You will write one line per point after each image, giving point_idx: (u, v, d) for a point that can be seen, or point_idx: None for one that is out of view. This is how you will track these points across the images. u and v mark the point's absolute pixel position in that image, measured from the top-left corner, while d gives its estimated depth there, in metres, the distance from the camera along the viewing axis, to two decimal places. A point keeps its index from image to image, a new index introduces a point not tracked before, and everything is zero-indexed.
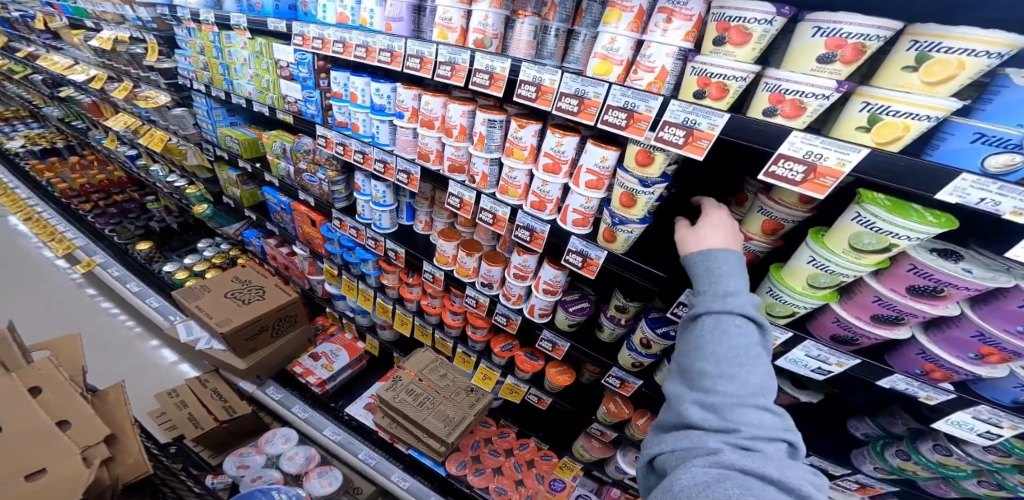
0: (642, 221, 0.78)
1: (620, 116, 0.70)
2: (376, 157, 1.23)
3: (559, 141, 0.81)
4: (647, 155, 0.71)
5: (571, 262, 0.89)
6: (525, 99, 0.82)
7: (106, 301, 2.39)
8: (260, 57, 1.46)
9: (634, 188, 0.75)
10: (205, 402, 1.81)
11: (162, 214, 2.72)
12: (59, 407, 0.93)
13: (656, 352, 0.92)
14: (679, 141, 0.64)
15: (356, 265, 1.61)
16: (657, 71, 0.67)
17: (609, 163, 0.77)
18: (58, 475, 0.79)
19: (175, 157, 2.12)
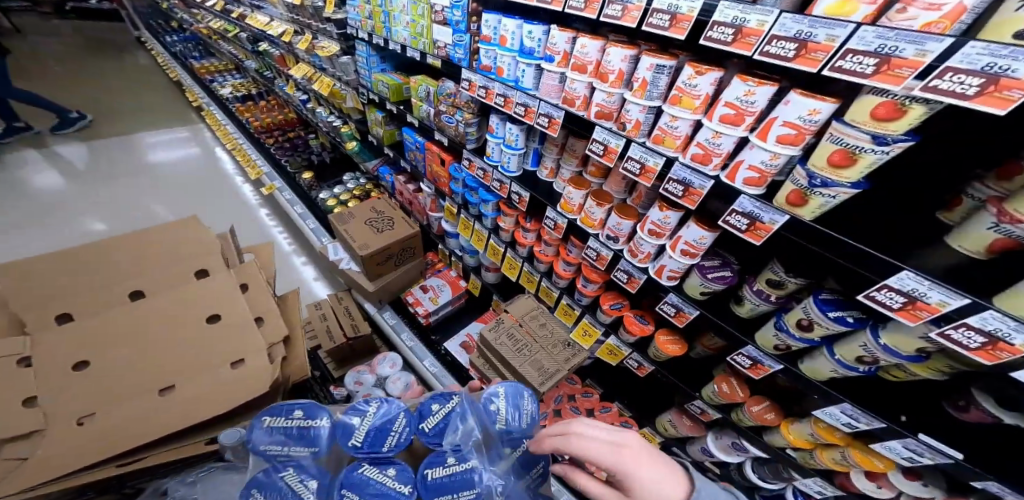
0: (854, 186, 0.64)
1: (866, 62, 0.54)
2: (517, 101, 1.25)
3: (750, 90, 0.69)
4: (894, 108, 0.55)
5: (732, 224, 0.81)
6: (716, 42, 0.70)
7: (278, 219, 3.00)
8: (418, 3, 1.55)
9: (858, 146, 0.60)
10: (339, 319, 2.14)
11: (319, 150, 3.23)
12: (258, 306, 1.15)
13: (816, 338, 0.83)
14: (968, 94, 0.47)
15: (475, 205, 1.72)
16: (947, 8, 0.49)
17: (821, 117, 0.63)
18: (254, 367, 0.97)
19: (336, 101, 2.46)
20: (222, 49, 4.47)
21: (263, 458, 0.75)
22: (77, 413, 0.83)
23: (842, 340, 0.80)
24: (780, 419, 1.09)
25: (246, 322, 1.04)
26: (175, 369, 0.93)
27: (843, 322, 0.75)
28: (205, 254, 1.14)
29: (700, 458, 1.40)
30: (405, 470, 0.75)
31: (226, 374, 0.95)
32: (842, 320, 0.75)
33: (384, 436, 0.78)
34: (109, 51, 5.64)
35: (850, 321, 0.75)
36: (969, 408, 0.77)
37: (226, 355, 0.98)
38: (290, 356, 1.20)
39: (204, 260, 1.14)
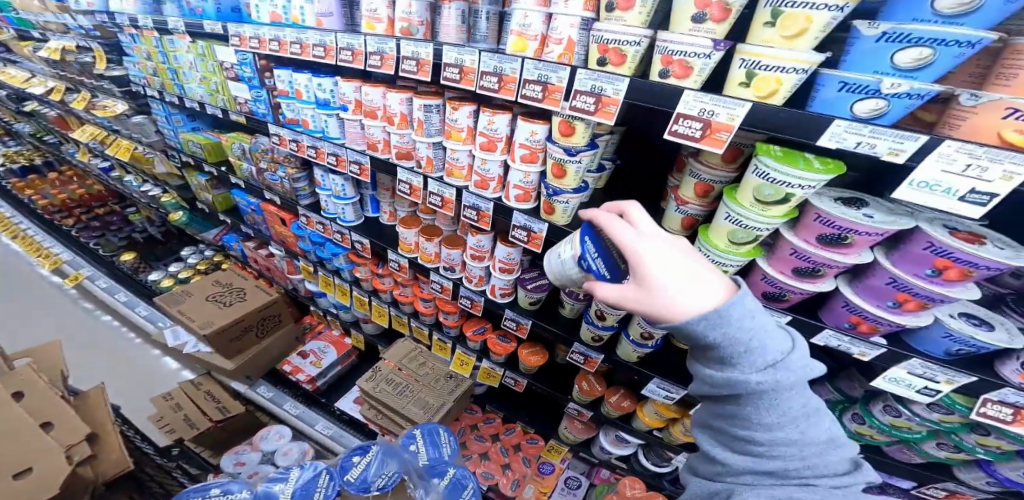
0: (576, 191, 0.85)
1: (536, 89, 0.77)
2: (327, 151, 1.23)
3: (491, 119, 0.87)
4: (568, 126, 0.77)
5: (518, 238, 0.97)
6: (451, 80, 0.87)
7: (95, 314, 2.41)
8: (205, 60, 1.43)
9: (562, 158, 0.81)
10: (199, 403, 1.80)
11: (144, 224, 2.74)
12: (43, 408, 0.96)
13: (612, 323, 1.00)
14: (590, 109, 0.71)
15: (329, 260, 1.61)
16: (564, 42, 0.73)
17: (539, 137, 0.83)
18: (48, 469, 0.83)
19: (144, 165, 2.11)
20: None
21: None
22: None
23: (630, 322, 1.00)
24: (635, 404, 1.24)
25: (33, 427, 0.87)
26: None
27: (618, 306, 0.94)
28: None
29: (604, 457, 1.43)
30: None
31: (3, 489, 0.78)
32: (618, 304, 0.94)
33: (311, 494, 0.90)
34: None
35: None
36: None
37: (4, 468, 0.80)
38: (99, 453, 1.02)
39: None
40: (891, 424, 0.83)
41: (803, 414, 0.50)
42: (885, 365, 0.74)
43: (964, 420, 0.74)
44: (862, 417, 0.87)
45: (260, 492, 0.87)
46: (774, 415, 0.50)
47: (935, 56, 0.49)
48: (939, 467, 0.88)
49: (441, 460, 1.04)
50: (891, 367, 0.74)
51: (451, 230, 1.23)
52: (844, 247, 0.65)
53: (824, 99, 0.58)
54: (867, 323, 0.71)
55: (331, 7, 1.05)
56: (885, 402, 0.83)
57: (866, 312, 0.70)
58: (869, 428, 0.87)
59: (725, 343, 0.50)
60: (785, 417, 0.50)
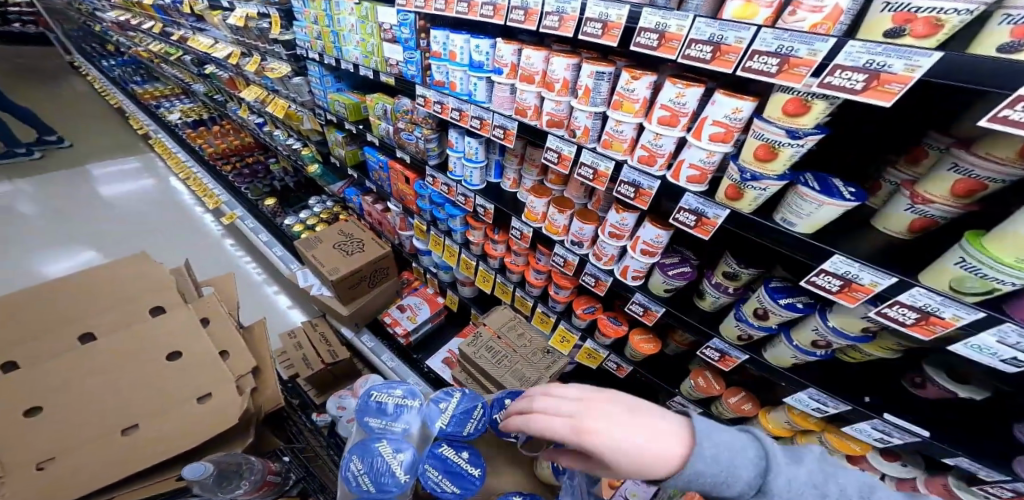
0: (780, 178, 0.74)
1: (770, 62, 0.64)
2: (472, 114, 1.25)
3: (680, 92, 0.79)
4: (800, 104, 0.65)
5: (682, 221, 0.90)
6: (644, 47, 0.80)
7: (240, 249, 2.86)
8: (366, 23, 1.54)
9: (776, 140, 0.69)
10: (316, 345, 2.04)
11: (281, 175, 3.15)
12: (223, 337, 1.07)
13: (774, 325, 0.90)
14: (856, 87, 0.58)
15: (444, 221, 1.67)
16: (827, 10, 0.60)
17: (743, 115, 0.73)
18: (220, 400, 0.88)
19: (293, 122, 2.39)
20: (166, 71, 4.29)
21: (367, 429, 0.87)
22: (36, 457, 0.73)
23: (798, 326, 0.88)
24: (758, 409, 1.08)
25: (211, 356, 0.94)
26: (134, 407, 0.83)
27: (794, 308, 0.83)
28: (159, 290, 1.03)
29: None
30: (477, 455, 0.85)
31: (190, 411, 0.86)
32: (793, 306, 0.83)
33: (466, 421, 0.89)
34: (36, 79, 5.27)
35: (800, 307, 0.83)
36: (926, 385, 0.82)
37: (192, 390, 0.88)
38: (261, 387, 1.12)
39: (161, 296, 1.02)
40: None
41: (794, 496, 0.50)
42: None
43: None
44: None
45: (423, 410, 0.91)
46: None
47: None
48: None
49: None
50: None
51: (582, 203, 1.19)
52: None
53: None
54: None
55: None
56: None
57: None
58: None
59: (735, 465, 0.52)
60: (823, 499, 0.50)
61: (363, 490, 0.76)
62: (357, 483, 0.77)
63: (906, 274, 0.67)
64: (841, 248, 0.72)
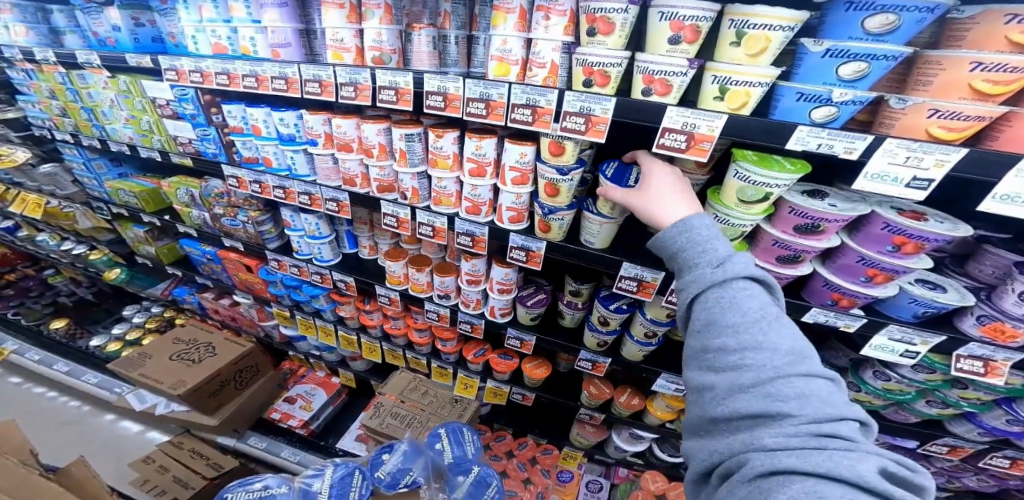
0: (569, 207, 0.84)
1: (525, 112, 0.73)
2: (298, 190, 1.13)
3: (478, 144, 0.83)
4: (558, 145, 0.76)
5: (516, 258, 0.95)
6: (435, 109, 0.82)
7: (35, 385, 2.07)
8: (130, 97, 1.25)
9: (554, 179, 0.79)
10: (188, 462, 1.60)
11: (70, 286, 2.38)
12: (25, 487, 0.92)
13: (614, 327, 1.03)
14: (581, 129, 0.69)
15: (307, 302, 1.48)
16: (548, 65, 0.72)
17: (529, 158, 0.82)
18: None
19: (62, 221, 1.82)
20: None
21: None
22: None
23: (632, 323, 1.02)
24: (644, 400, 1.22)
25: None
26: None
27: (620, 310, 0.96)
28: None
29: (619, 455, 1.44)
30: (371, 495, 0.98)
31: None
32: (619, 309, 0.96)
33: (346, 491, 0.95)
34: None
35: (625, 308, 0.96)
36: None
37: None
38: None
39: None
40: (884, 388, 0.88)
41: (764, 317, 0.52)
42: (870, 334, 0.78)
43: (945, 377, 0.80)
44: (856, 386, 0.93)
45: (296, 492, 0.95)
46: (734, 311, 0.53)
47: (869, 68, 0.54)
48: (932, 423, 0.97)
49: (465, 458, 1.11)
50: (873, 336, 0.77)
51: (440, 257, 1.19)
52: (818, 234, 0.68)
53: (782, 109, 0.60)
54: (847, 298, 0.75)
55: (287, 37, 0.94)
56: (874, 369, 0.87)
57: (843, 288, 0.73)
58: (866, 395, 0.94)
59: (690, 246, 0.61)
60: (746, 319, 0.52)
61: None
62: None
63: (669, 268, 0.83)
64: (630, 255, 0.86)
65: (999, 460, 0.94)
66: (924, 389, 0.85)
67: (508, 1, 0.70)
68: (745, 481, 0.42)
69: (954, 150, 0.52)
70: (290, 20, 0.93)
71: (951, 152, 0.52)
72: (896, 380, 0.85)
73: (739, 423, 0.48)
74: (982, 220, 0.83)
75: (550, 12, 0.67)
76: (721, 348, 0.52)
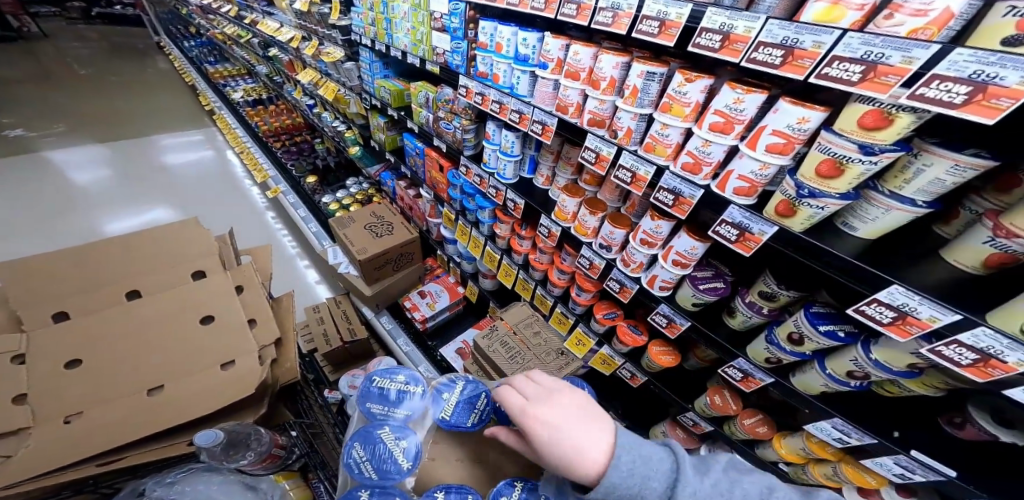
0: (843, 197, 0.70)
1: (853, 69, 0.59)
2: (513, 108, 1.27)
3: (739, 97, 0.77)
4: (881, 117, 0.60)
5: (723, 234, 0.89)
6: (705, 48, 0.76)
7: (282, 225, 2.99)
8: (418, 11, 1.58)
9: (846, 156, 0.66)
10: (336, 321, 2.10)
11: (324, 155, 3.29)
12: (251, 304, 1.06)
13: (807, 351, 0.86)
14: (953, 101, 0.52)
15: (472, 212, 1.68)
16: (934, 14, 0.53)
17: (809, 126, 0.70)
18: (242, 369, 0.91)
19: (341, 105, 2.49)
20: (235, 52, 4.58)
21: (368, 416, 0.80)
22: (66, 411, 0.80)
23: (832, 355, 0.83)
24: (773, 433, 1.04)
25: (239, 325, 0.98)
26: (167, 369, 0.89)
27: (833, 336, 0.79)
28: (201, 255, 1.10)
29: None
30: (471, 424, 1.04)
31: (216, 377, 0.90)
32: (833, 335, 0.79)
33: (469, 410, 0.81)
34: (134, 56, 5.96)
35: (842, 335, 0.78)
36: (964, 425, 0.75)
37: (217, 357, 0.92)
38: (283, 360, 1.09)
39: (203, 261, 1.09)
40: None
41: (633, 461, 0.62)
42: None
43: None
44: None
45: (427, 396, 0.83)
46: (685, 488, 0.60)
47: None
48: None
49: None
50: None
51: (615, 207, 1.19)
52: None
53: None
54: None
55: None
56: None
57: None
58: None
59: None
60: (632, 474, 0.60)
61: (368, 477, 0.71)
62: (361, 471, 0.72)
63: (967, 309, 0.60)
64: (892, 273, 0.68)
65: None
66: None
67: None
68: None
69: None
70: None
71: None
72: None
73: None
74: None
75: None
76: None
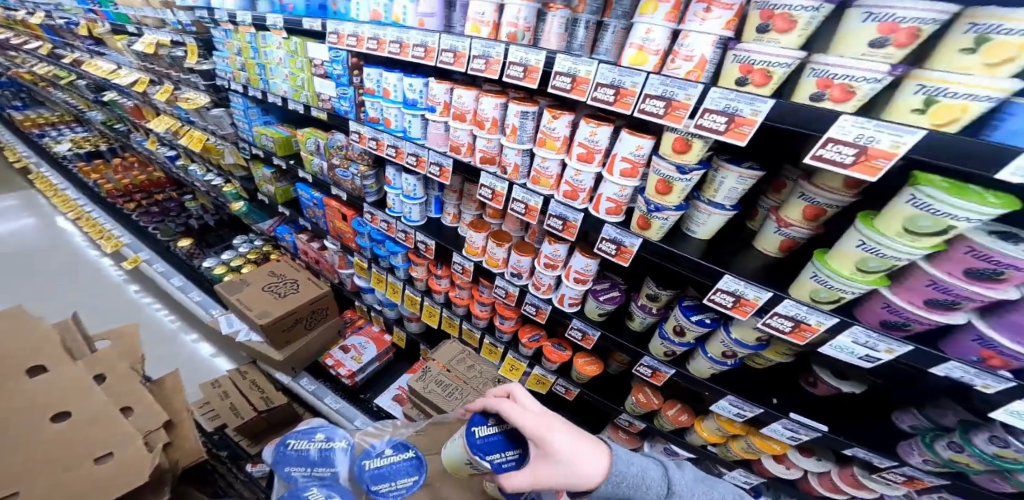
0: (677, 208, 0.86)
1: (658, 104, 0.76)
2: (408, 151, 1.27)
3: (593, 131, 0.88)
4: (684, 143, 0.78)
5: (605, 250, 0.99)
6: (560, 89, 0.89)
7: (148, 296, 2.49)
8: (294, 56, 1.51)
9: (670, 176, 0.82)
10: (245, 393, 1.80)
11: (200, 211, 2.86)
12: (122, 393, 0.97)
13: (689, 340, 1.01)
14: (720, 128, 0.70)
15: (385, 257, 1.62)
16: (696, 60, 0.72)
17: (644, 152, 0.85)
18: (127, 457, 0.81)
19: (213, 156, 2.21)
20: (53, 97, 3.74)
21: (288, 480, 0.80)
22: None
23: (710, 339, 0.99)
24: (692, 418, 1.16)
25: (113, 413, 0.86)
26: (11, 483, 0.72)
27: (702, 323, 0.94)
28: (35, 346, 0.92)
29: None
30: None
31: (90, 474, 0.78)
32: (701, 322, 0.94)
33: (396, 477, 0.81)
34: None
35: (709, 322, 0.94)
36: (817, 383, 0.95)
37: (88, 453, 0.80)
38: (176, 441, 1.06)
39: (39, 353, 0.91)
40: (995, 457, 0.69)
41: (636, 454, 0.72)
42: (1007, 399, 0.66)
43: None
44: (959, 446, 0.73)
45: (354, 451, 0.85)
46: (676, 487, 0.72)
47: None
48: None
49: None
50: (1014, 401, 0.65)
51: (519, 236, 1.26)
52: (994, 283, 0.59)
53: (1010, 130, 0.52)
54: (1001, 358, 0.64)
55: (434, 8, 1.09)
56: (989, 432, 0.69)
57: (1001, 347, 0.63)
58: (975, 468, 0.74)
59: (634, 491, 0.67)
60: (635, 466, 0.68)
61: None
62: None
63: (777, 288, 0.80)
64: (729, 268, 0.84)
65: None
66: None
67: None
68: None
69: None
70: None
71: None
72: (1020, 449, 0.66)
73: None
74: None
75: (713, 4, 0.67)
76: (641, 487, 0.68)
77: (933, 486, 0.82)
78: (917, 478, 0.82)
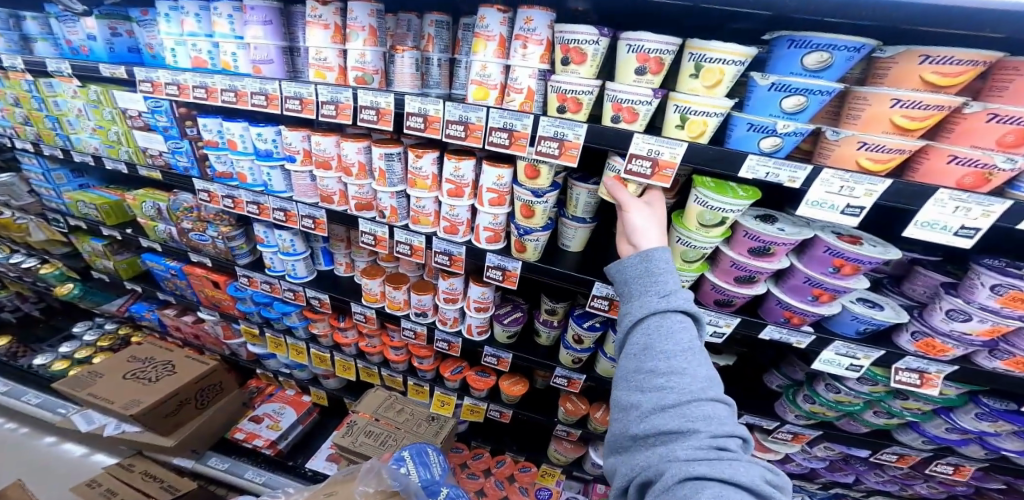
0: (544, 228, 0.92)
1: (502, 136, 0.81)
2: (273, 206, 1.12)
3: (457, 166, 0.90)
4: (533, 169, 0.85)
5: (493, 277, 1.01)
6: (415, 129, 0.88)
7: None
8: (99, 107, 1.23)
9: (530, 200, 0.88)
10: (139, 486, 1.45)
11: (14, 301, 2.10)
12: None
13: (588, 344, 1.10)
14: (555, 153, 0.78)
15: (277, 319, 1.45)
16: (525, 91, 0.81)
17: (505, 181, 0.90)
18: None
19: (12, 233, 1.73)
20: None
21: None
22: None
23: (605, 342, 1.11)
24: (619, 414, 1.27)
25: None
26: None
27: (593, 328, 1.04)
28: None
29: (596, 471, 1.46)
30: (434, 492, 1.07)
31: None
32: (593, 327, 1.04)
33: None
34: None
35: (598, 326, 1.05)
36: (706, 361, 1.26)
37: None
38: None
39: None
40: (835, 400, 1.02)
41: (692, 346, 0.58)
42: (819, 350, 0.89)
43: (885, 388, 0.95)
44: (812, 398, 1.05)
45: None
46: (669, 339, 0.58)
47: (808, 102, 0.62)
48: (882, 433, 1.15)
49: (433, 480, 1.08)
50: (823, 351, 0.89)
51: (418, 275, 1.22)
52: (769, 257, 0.78)
53: (737, 137, 0.69)
54: (798, 316, 0.85)
55: (270, 54, 0.98)
56: (825, 382, 1.02)
57: (794, 307, 0.84)
58: (820, 406, 1.06)
59: (644, 276, 0.66)
60: (666, 279, 0.65)
61: None
62: None
63: None
64: (598, 274, 0.94)
65: (943, 467, 1.14)
66: (869, 398, 0.98)
67: (488, 31, 0.80)
68: (675, 412, 0.52)
69: (879, 181, 0.61)
70: (272, 38, 0.97)
71: (877, 184, 0.61)
72: (844, 392, 0.99)
73: (656, 437, 0.53)
74: (912, 243, 0.96)
75: (527, 41, 0.77)
76: (654, 292, 0.63)
77: (805, 428, 1.13)
78: (800, 434, 1.13)
